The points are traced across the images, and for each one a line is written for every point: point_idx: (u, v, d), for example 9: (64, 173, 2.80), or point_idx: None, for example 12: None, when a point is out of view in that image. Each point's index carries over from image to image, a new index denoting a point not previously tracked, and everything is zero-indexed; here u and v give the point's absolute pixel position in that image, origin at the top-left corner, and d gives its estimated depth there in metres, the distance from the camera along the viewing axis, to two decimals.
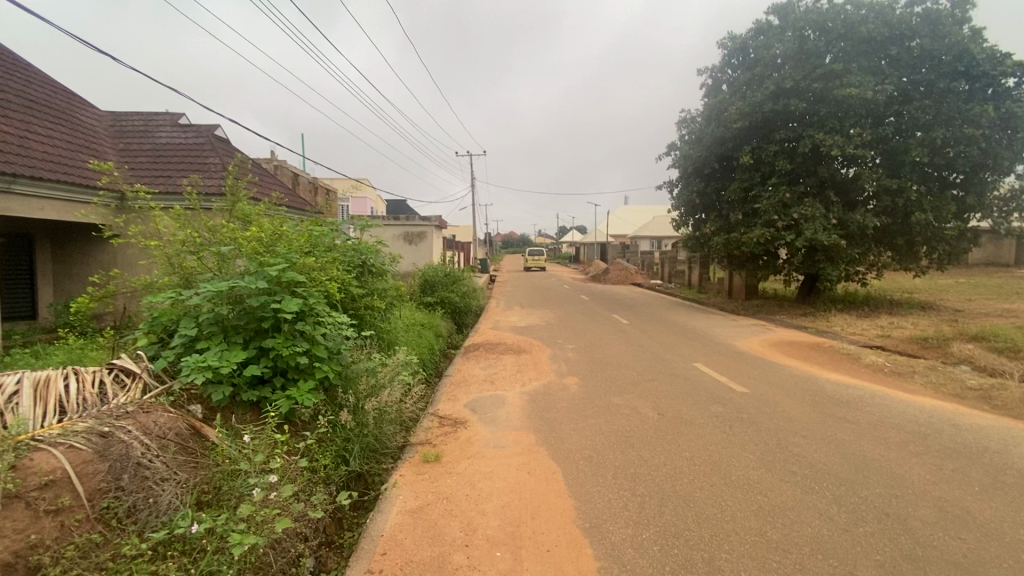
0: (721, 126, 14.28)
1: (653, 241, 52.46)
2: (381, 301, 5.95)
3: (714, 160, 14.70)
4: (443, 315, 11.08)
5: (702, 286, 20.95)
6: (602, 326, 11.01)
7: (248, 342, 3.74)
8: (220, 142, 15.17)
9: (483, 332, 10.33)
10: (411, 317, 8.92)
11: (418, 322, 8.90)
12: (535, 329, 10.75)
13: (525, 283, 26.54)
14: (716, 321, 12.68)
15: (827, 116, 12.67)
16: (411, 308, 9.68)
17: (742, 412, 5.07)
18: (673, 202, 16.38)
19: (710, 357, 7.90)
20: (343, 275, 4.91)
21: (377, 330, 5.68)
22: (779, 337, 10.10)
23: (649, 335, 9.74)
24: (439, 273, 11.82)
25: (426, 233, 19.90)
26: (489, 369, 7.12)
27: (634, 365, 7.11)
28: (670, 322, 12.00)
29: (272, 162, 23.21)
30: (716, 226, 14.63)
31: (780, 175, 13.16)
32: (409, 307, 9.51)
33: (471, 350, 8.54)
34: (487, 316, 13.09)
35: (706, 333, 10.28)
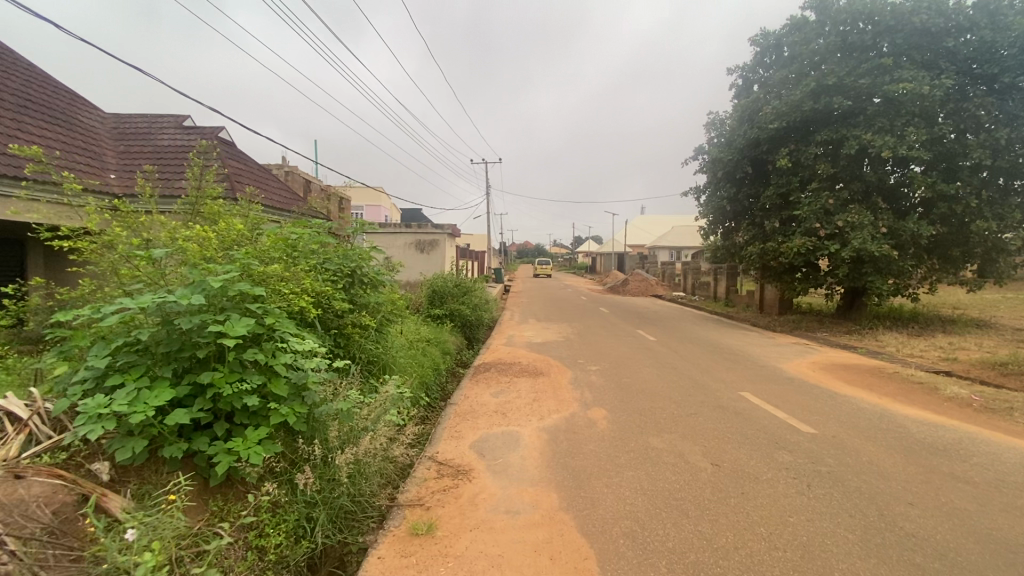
0: (755, 127, 13.23)
1: (673, 251, 51.06)
2: (374, 319, 5.03)
3: (747, 165, 13.63)
4: (453, 329, 10.14)
5: (730, 298, 19.76)
6: (628, 343, 9.97)
7: (180, 376, 2.82)
8: (226, 145, 14.38)
9: (496, 349, 9.35)
10: (415, 334, 7.98)
11: (423, 340, 7.96)
12: (553, 346, 9.76)
13: (541, 294, 25.55)
14: (752, 338, 11.55)
15: (874, 116, 11.59)
16: (413, 323, 8.74)
17: (818, 465, 4.03)
18: (701, 210, 15.31)
19: (756, 384, 6.85)
20: (322, 287, 4.00)
21: (367, 352, 4.76)
22: (829, 359, 8.99)
23: (681, 355, 8.69)
24: (448, 284, 10.86)
25: (439, 242, 19.06)
26: (501, 394, 6.17)
27: (671, 394, 6.11)
28: (701, 339, 10.94)
29: (284, 168, 22.60)
30: (749, 235, 13.54)
31: (821, 179, 12.05)
32: (412, 323, 8.55)
33: (481, 371, 7.59)
34: (500, 330, 12.11)
35: (745, 353, 9.20)
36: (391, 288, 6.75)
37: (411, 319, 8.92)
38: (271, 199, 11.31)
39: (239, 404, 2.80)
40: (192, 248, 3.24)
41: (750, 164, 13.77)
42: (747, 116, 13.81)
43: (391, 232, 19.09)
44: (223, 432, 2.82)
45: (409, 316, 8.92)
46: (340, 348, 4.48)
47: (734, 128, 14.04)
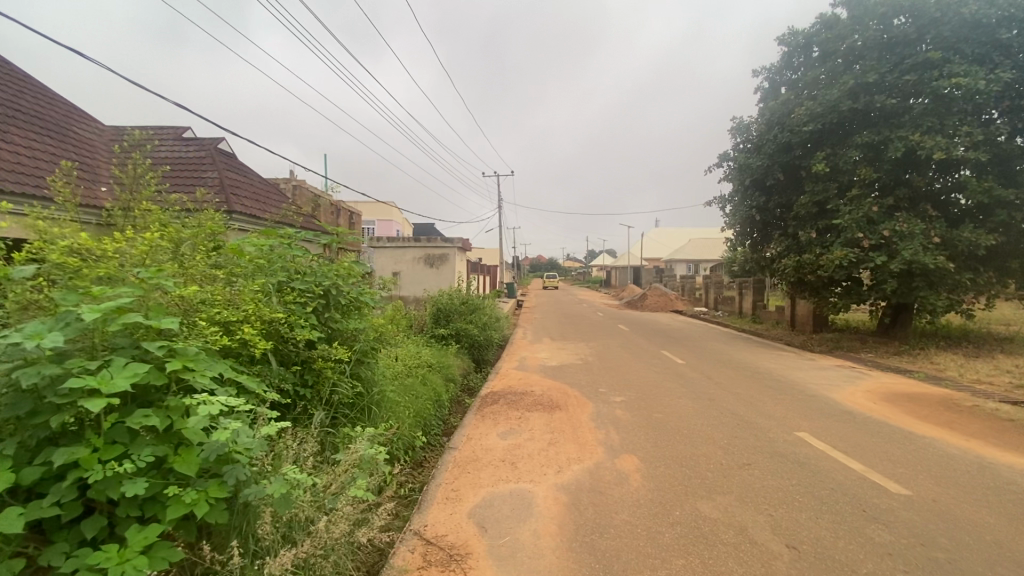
0: (787, 130, 12.25)
1: (691, 264, 49.71)
2: (353, 351, 4.10)
3: (778, 170, 12.62)
4: (459, 351, 9.23)
5: (757, 314, 18.63)
6: (654, 367, 8.97)
7: (30, 453, 1.92)
8: (226, 157, 13.64)
9: (507, 374, 8.43)
10: (412, 359, 7.06)
11: (421, 365, 7.04)
12: (571, 370, 8.80)
13: (556, 309, 24.58)
14: (789, 361, 10.51)
15: (921, 114, 10.53)
16: (411, 346, 7.86)
17: (929, 549, 3.06)
18: (727, 221, 14.29)
19: (811, 420, 5.82)
20: (275, 314, 3.10)
21: (348, 390, 3.83)
22: (885, 386, 7.91)
23: (717, 384, 7.67)
24: (454, 301, 9.98)
25: (449, 256, 18.24)
26: (511, 433, 5.23)
27: (713, 436, 5.13)
28: (734, 362, 9.91)
29: (292, 182, 22.01)
30: (782, 246, 12.49)
31: (863, 185, 11.01)
32: (407, 346, 7.64)
33: (489, 401, 6.65)
34: (511, 351, 11.19)
35: (787, 380, 8.18)
36: (382, 307, 5.83)
37: (404, 342, 8.03)
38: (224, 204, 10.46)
39: (115, 495, 1.90)
40: (80, 265, 2.37)
41: (782, 170, 12.74)
42: (778, 119, 12.81)
43: (399, 246, 18.36)
44: (94, 534, 1.93)
45: (401, 340, 8.01)
46: (305, 388, 3.55)
47: (762, 132, 13.06)
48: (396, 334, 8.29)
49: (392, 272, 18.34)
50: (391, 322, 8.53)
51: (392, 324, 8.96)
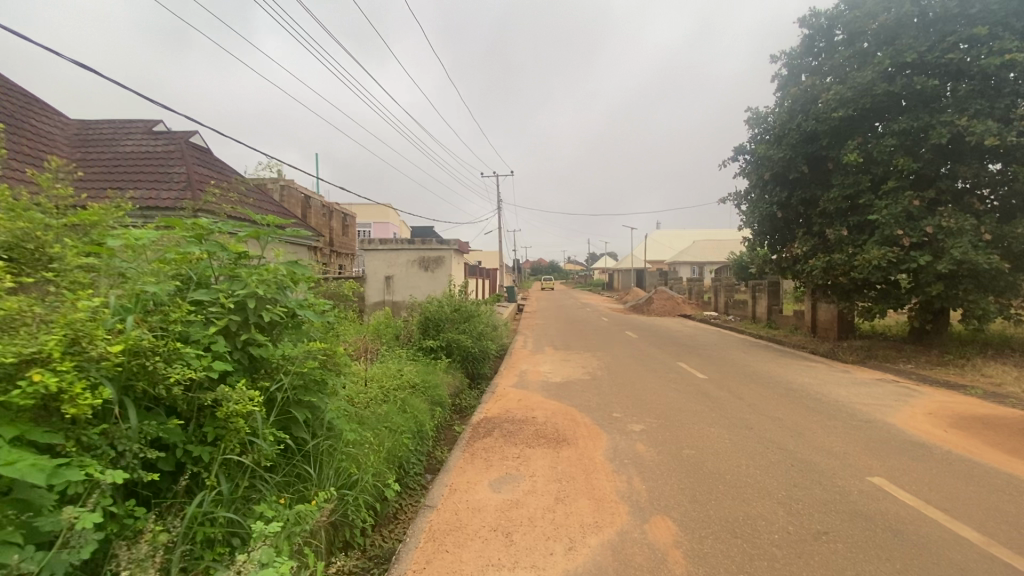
0: (812, 118, 11.15)
1: (695, 266, 48.48)
2: (281, 391, 2.95)
3: (802, 162, 11.51)
4: (448, 366, 8.08)
5: (773, 319, 17.50)
6: (672, 384, 7.84)
7: None
8: (201, 153, 12.51)
9: (503, 393, 7.30)
10: (385, 382, 5.87)
11: (395, 387, 5.85)
12: (578, 387, 7.68)
13: (559, 315, 23.36)
14: (821, 373, 9.38)
15: (967, 96, 9.44)
16: (388, 365, 6.67)
17: None
18: (745, 219, 13.17)
19: (880, 458, 4.69)
20: (115, 348, 2.00)
21: (274, 443, 2.74)
22: (946, 407, 6.77)
23: (750, 406, 6.52)
24: (444, 309, 8.84)
25: (445, 258, 17.14)
26: (507, 481, 4.11)
27: (766, 486, 4.00)
28: (762, 376, 8.76)
29: (279, 181, 20.82)
30: (808, 246, 11.38)
31: (900, 177, 9.94)
32: (377, 367, 6.43)
33: (482, 430, 5.51)
34: (510, 363, 10.04)
35: (829, 400, 7.04)
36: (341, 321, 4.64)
37: (380, 361, 6.85)
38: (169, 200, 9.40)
39: None
40: None
41: (806, 162, 11.61)
42: (801, 106, 11.72)
43: (392, 249, 17.23)
44: None
45: (367, 361, 6.76)
46: (193, 445, 2.44)
47: (783, 121, 11.96)
48: (362, 356, 7.05)
49: (383, 277, 17.24)
50: (356, 341, 7.28)
51: (362, 340, 7.72)
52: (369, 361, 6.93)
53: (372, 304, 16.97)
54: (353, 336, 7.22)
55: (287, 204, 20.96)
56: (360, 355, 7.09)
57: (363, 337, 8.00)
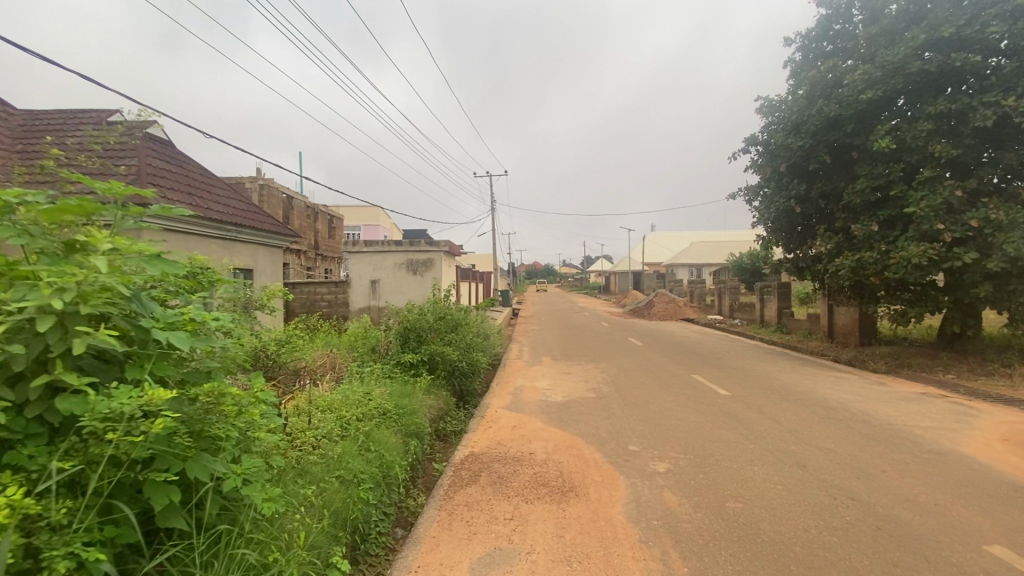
0: (835, 103, 10.09)
1: (693, 268, 47.42)
2: (117, 466, 1.85)
3: (824, 152, 10.44)
4: (430, 385, 6.92)
5: (783, 323, 16.44)
6: (693, 404, 6.72)
7: None
8: (162, 145, 11.30)
9: (495, 418, 6.15)
10: (335, 416, 4.65)
11: (348, 421, 4.64)
12: (584, 408, 6.54)
13: (556, 319, 22.20)
14: (855, 387, 8.29)
15: (1013, 74, 8.42)
16: (346, 390, 5.44)
17: None
18: (759, 215, 12.10)
19: (985, 512, 3.61)
20: None
21: (84, 565, 1.63)
22: (1020, 431, 5.70)
23: (793, 433, 5.41)
24: (426, 317, 7.68)
25: (434, 260, 16.00)
26: (496, 560, 2.99)
27: (855, 567, 2.89)
28: (791, 392, 7.65)
29: (258, 180, 19.59)
30: (832, 244, 10.30)
31: (937, 166, 8.91)
32: (324, 394, 5.18)
33: (466, 473, 4.37)
34: (504, 377, 8.89)
35: (880, 424, 5.95)
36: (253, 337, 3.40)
37: (342, 386, 5.65)
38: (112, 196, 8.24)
39: None
40: None
41: (828, 151, 10.54)
42: (821, 91, 10.65)
43: (378, 251, 16.02)
44: None
45: (309, 386, 5.46)
46: None
47: (800, 108, 10.90)
48: (304, 380, 5.75)
49: (369, 281, 16.04)
50: (301, 360, 5.97)
51: (313, 359, 6.45)
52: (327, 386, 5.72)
53: (358, 310, 15.92)
54: (295, 351, 5.91)
55: (266, 205, 19.75)
56: (301, 378, 5.80)
57: (319, 357, 6.77)
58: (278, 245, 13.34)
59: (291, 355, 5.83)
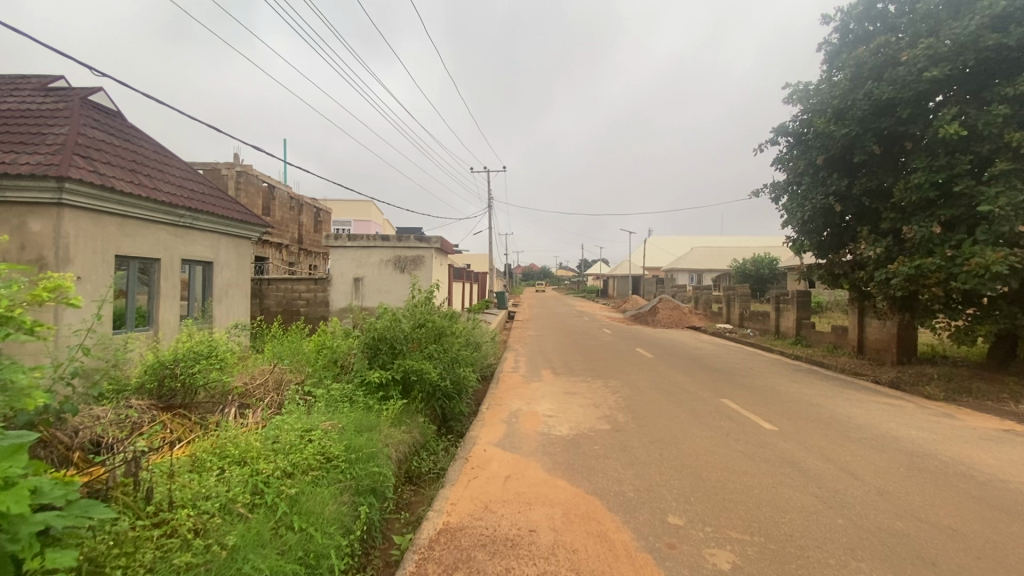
0: (889, 84, 8.71)
1: (694, 274, 46.08)
2: None
3: (872, 141, 9.05)
4: (401, 410, 5.47)
5: (803, 336, 15.05)
6: (737, 443, 5.26)
7: None
8: (108, 117, 9.77)
9: (482, 459, 4.72)
10: (242, 477, 3.19)
11: (262, 481, 3.20)
12: (598, 447, 5.07)
13: (553, 325, 20.74)
14: (917, 418, 6.90)
15: None
16: (267, 430, 3.95)
17: None
18: (790, 215, 10.69)
19: None
20: None
21: None
22: None
23: (887, 498, 3.99)
24: (400, 326, 6.19)
25: (424, 258, 14.52)
26: None
27: None
28: (849, 425, 6.24)
29: (235, 167, 18.03)
30: (880, 247, 8.91)
31: (1014, 157, 7.56)
32: (235, 437, 3.72)
33: (434, 567, 2.90)
34: (496, 397, 7.40)
35: (986, 479, 4.57)
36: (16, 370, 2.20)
37: (273, 423, 4.16)
38: (24, 170, 6.81)
39: None
40: None
41: (876, 141, 9.16)
42: (869, 72, 9.27)
43: (363, 246, 14.46)
44: None
45: (218, 428, 3.95)
46: None
47: (842, 92, 9.50)
48: (219, 417, 4.24)
49: (351, 279, 14.46)
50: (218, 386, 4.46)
51: (239, 381, 4.93)
52: (255, 423, 4.23)
53: (339, 310, 14.39)
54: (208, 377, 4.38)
55: (244, 194, 18.22)
56: (206, 414, 4.31)
57: (259, 375, 5.26)
58: (247, 236, 11.84)
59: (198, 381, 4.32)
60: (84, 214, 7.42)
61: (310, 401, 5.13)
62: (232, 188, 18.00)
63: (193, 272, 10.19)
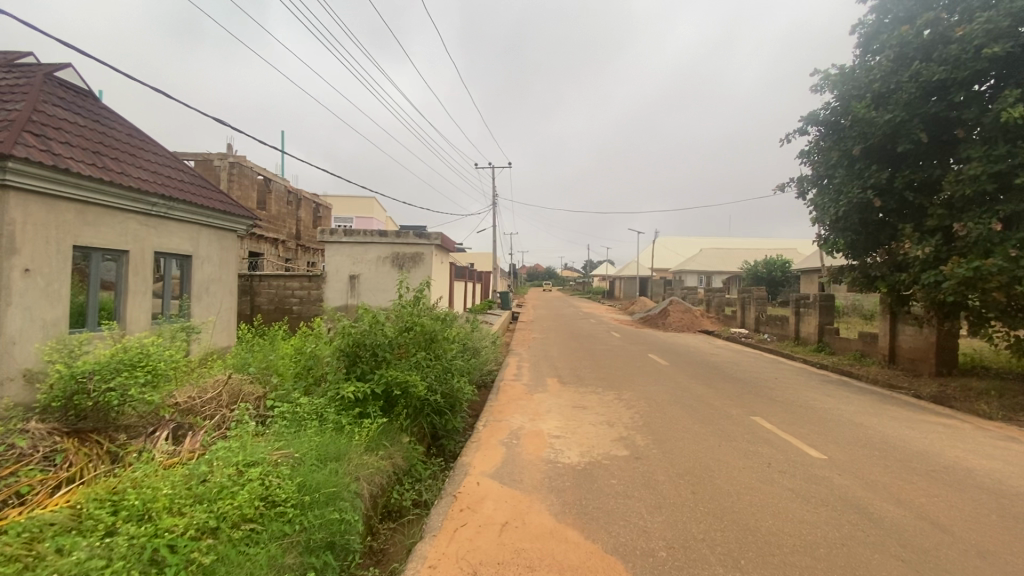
0: (942, 63, 7.76)
1: (703, 276, 45.00)
2: None
3: (919, 128, 8.12)
4: (380, 429, 4.59)
5: (826, 343, 14.08)
6: (784, 477, 4.35)
7: None
8: (78, 96, 8.96)
9: (473, 496, 3.84)
10: (135, 543, 2.33)
11: (164, 546, 2.34)
12: (615, 481, 4.17)
13: (560, 327, 19.82)
14: (982, 442, 5.96)
15: None
16: (197, 463, 3.09)
17: None
18: (822, 210, 9.73)
19: None
20: None
21: None
22: None
23: (994, 565, 3.08)
24: (383, 329, 5.28)
25: (424, 256, 13.68)
26: None
27: None
28: (907, 453, 5.31)
29: (228, 158, 17.20)
30: (928, 246, 7.94)
31: None
32: (148, 478, 2.86)
33: None
34: (495, 411, 6.50)
35: None
36: None
37: (209, 453, 3.29)
38: None
39: None
40: None
41: (924, 128, 8.20)
42: (915, 52, 8.31)
43: (358, 241, 13.57)
44: None
45: (133, 464, 3.09)
46: None
47: (884, 74, 8.55)
48: (144, 445, 3.39)
49: (346, 276, 13.57)
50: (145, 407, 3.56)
51: (181, 396, 4.07)
52: (188, 453, 3.37)
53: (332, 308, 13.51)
54: (130, 396, 3.51)
55: (237, 186, 17.39)
56: (127, 440, 3.47)
57: (210, 388, 4.40)
58: (232, 228, 11.01)
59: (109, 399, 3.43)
60: (34, 198, 6.58)
61: (270, 421, 4.26)
62: (225, 180, 17.19)
63: (169, 265, 9.36)
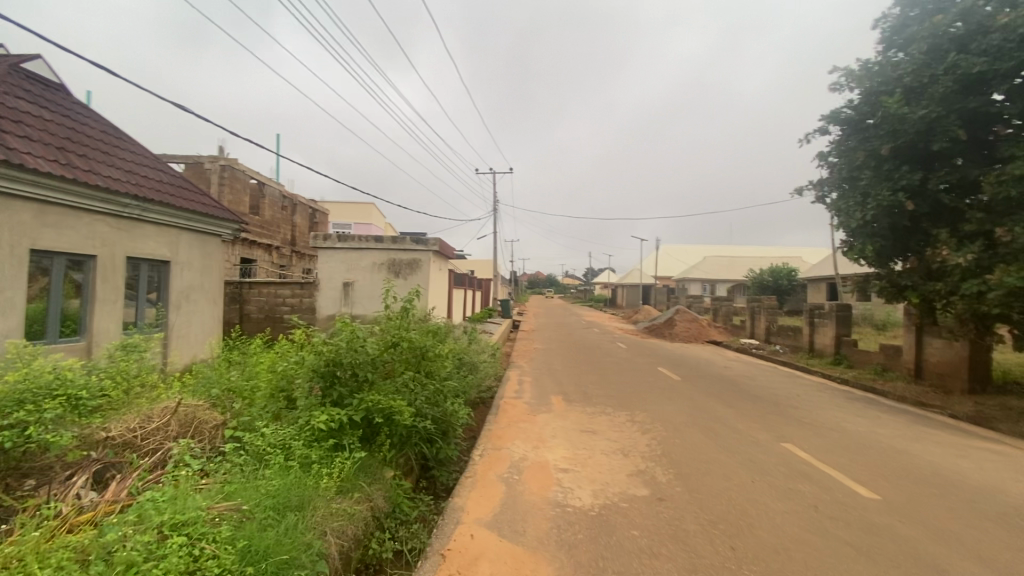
0: (982, 54, 7.12)
1: (706, 284, 44.26)
2: None
3: (956, 124, 7.47)
4: (357, 465, 3.89)
5: (844, 356, 13.35)
6: (838, 526, 3.64)
7: None
8: (47, 90, 8.32)
9: (465, 556, 3.13)
10: None
11: None
12: (637, 533, 3.46)
13: (562, 337, 19.09)
14: None
15: None
16: (103, 529, 2.38)
17: None
18: (847, 215, 9.04)
19: None
20: None
21: None
22: None
23: None
24: (365, 347, 4.58)
25: (420, 262, 12.98)
26: None
27: None
28: (969, 490, 4.60)
29: (218, 161, 16.58)
30: (969, 253, 7.25)
31: None
32: (32, 555, 2.16)
33: None
34: (494, 436, 5.79)
35: None
36: None
37: (129, 510, 2.60)
38: None
39: None
40: None
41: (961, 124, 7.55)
42: (951, 43, 7.67)
43: (353, 247, 12.89)
44: None
45: (22, 529, 2.39)
46: None
47: (917, 67, 7.90)
48: (52, 499, 2.70)
49: (340, 284, 12.90)
50: (56, 449, 2.86)
51: (116, 429, 3.38)
52: (104, 510, 2.67)
53: (326, 317, 12.86)
54: (38, 435, 2.82)
55: (228, 190, 16.76)
56: (33, 493, 2.77)
57: (155, 415, 3.70)
58: (215, 232, 10.34)
59: (6, 441, 2.73)
60: None
61: (224, 457, 3.56)
62: (216, 184, 16.57)
63: (144, 271, 8.69)
